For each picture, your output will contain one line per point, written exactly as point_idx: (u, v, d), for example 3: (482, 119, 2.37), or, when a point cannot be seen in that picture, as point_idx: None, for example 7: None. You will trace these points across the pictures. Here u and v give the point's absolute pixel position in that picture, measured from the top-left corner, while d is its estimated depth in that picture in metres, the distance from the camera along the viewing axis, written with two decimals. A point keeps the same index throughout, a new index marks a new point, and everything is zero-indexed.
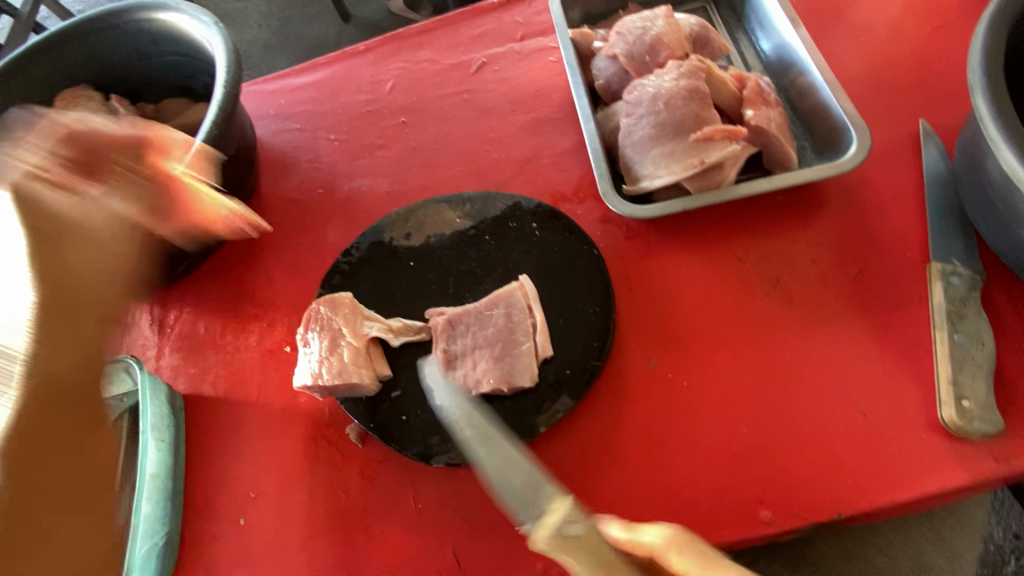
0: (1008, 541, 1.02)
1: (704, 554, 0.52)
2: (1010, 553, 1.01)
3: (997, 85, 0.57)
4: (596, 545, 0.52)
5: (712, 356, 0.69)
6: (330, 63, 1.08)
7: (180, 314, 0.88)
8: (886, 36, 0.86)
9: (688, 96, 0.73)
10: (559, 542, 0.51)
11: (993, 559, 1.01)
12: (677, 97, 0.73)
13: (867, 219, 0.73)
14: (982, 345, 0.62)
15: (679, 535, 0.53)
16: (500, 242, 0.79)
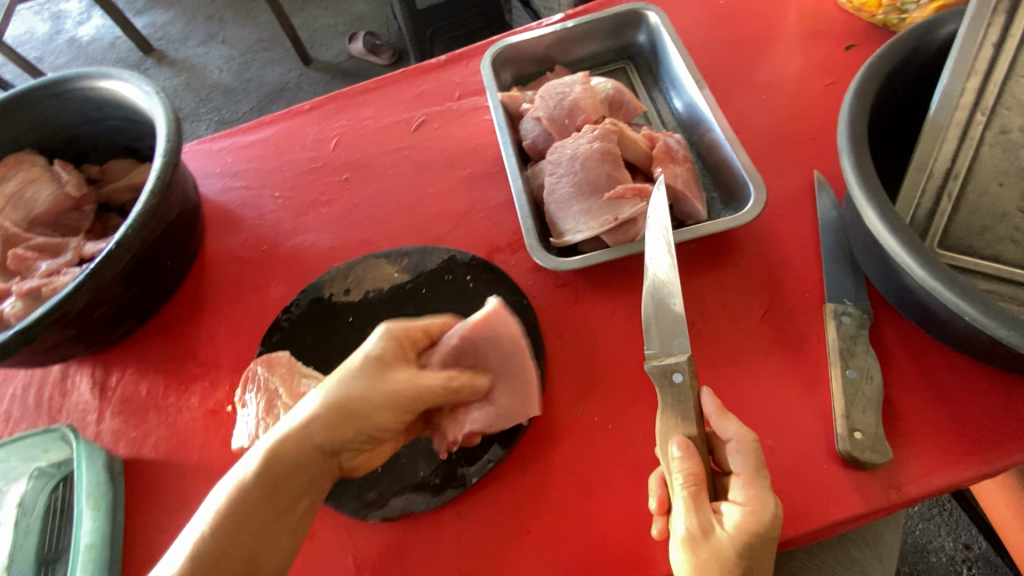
0: (958, 551, 1.22)
1: (757, 467, 0.58)
2: (961, 562, 1.21)
3: (859, 150, 0.64)
4: (687, 400, 0.61)
5: (635, 399, 0.74)
6: (277, 122, 1.12)
7: (122, 376, 0.89)
8: (786, 93, 0.95)
9: (601, 158, 0.80)
10: (669, 375, 0.62)
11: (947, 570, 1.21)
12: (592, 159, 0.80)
13: (772, 264, 0.79)
14: (871, 380, 0.68)
15: (751, 441, 0.59)
16: (436, 294, 0.83)
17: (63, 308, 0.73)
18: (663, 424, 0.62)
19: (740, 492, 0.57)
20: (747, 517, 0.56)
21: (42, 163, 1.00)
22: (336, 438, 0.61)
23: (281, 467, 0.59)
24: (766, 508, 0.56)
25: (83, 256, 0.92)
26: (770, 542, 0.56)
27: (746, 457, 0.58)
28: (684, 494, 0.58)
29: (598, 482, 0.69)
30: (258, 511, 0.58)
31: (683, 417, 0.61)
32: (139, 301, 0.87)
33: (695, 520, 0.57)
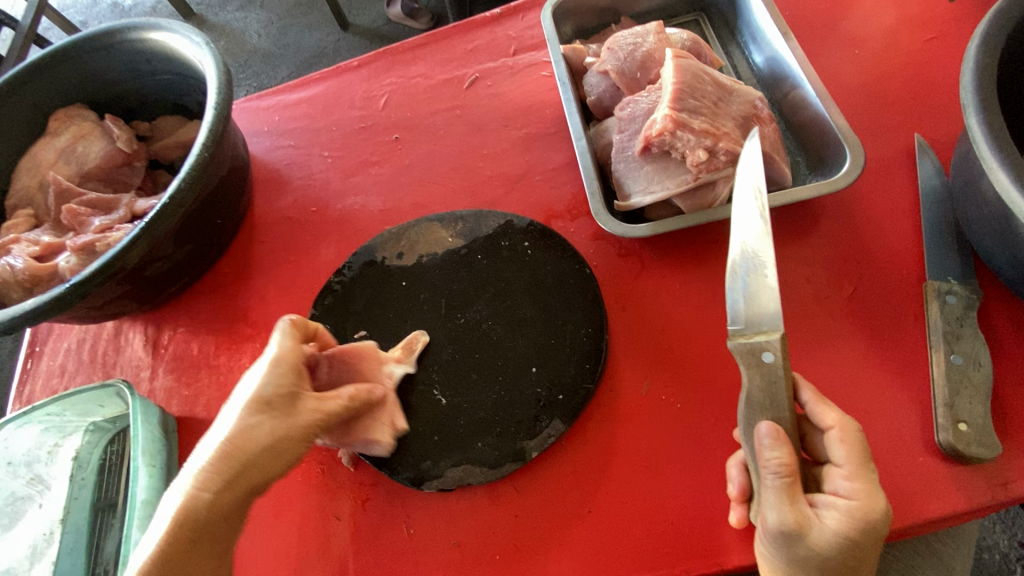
0: (1013, 550, 1.14)
1: (863, 460, 0.53)
2: (1015, 560, 1.14)
3: (990, 105, 0.56)
4: (777, 383, 0.55)
5: (705, 377, 0.69)
6: (324, 79, 1.08)
7: (174, 334, 0.89)
8: (882, 47, 0.85)
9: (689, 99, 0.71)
10: (757, 353, 0.56)
11: (999, 566, 1.14)
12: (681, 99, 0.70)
13: (863, 236, 0.72)
14: (980, 367, 0.61)
15: (856, 432, 0.54)
16: (492, 261, 0.79)
17: (118, 263, 0.72)
18: (751, 407, 0.56)
19: (844, 484, 0.53)
20: (852, 511, 0.51)
21: (93, 117, 0.99)
22: (252, 456, 0.57)
23: (194, 518, 0.54)
24: (873, 502, 0.51)
25: (135, 213, 0.91)
26: (875, 537, 0.52)
27: (848, 447, 0.53)
28: (778, 488, 0.52)
29: (665, 463, 0.65)
30: (181, 555, 0.54)
31: (773, 401, 0.55)
32: (190, 260, 0.86)
33: (794, 516, 0.51)
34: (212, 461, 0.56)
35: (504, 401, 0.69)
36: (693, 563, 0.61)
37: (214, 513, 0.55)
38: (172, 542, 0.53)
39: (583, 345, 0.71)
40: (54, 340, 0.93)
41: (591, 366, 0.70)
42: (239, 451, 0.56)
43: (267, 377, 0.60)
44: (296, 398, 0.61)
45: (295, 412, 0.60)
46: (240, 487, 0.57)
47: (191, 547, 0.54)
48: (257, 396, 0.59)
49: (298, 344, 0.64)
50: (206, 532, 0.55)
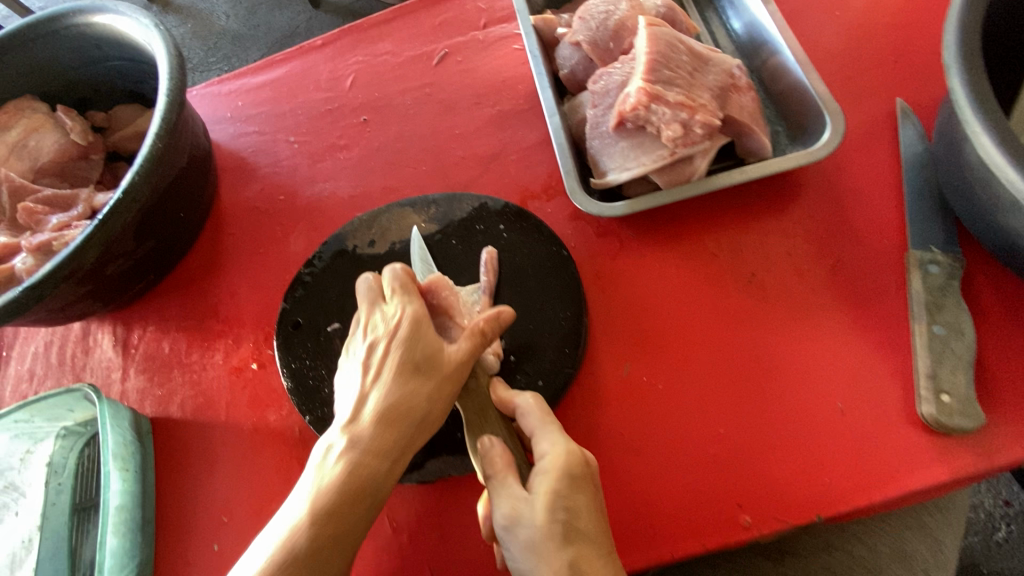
0: (999, 508, 1.16)
1: (546, 414, 0.57)
2: (1001, 519, 1.15)
3: (974, 64, 0.54)
4: (484, 400, 0.61)
5: (686, 358, 0.67)
6: (287, 60, 1.04)
7: (144, 334, 0.86)
8: (862, 7, 0.82)
9: (667, 67, 0.68)
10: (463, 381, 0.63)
11: (986, 525, 1.16)
12: (658, 70, 0.67)
13: (844, 207, 0.70)
14: (963, 336, 0.60)
15: (540, 402, 0.58)
16: (467, 246, 0.76)
17: (74, 262, 0.69)
18: (468, 433, 0.60)
19: (541, 447, 0.54)
20: (553, 469, 0.52)
21: (44, 109, 0.94)
22: (408, 415, 0.56)
23: (365, 484, 0.53)
24: (569, 444, 0.54)
25: (94, 208, 0.88)
26: (593, 522, 0.52)
27: (533, 414, 0.57)
28: (492, 485, 0.54)
29: (649, 445, 0.64)
30: (349, 521, 0.51)
31: (483, 415, 0.60)
32: (155, 255, 0.83)
33: (508, 507, 0.52)
34: (380, 424, 0.54)
35: None
36: (677, 545, 0.60)
37: (384, 482, 0.54)
38: (344, 508, 0.51)
39: (562, 329, 0.69)
40: (20, 344, 0.90)
41: (570, 350, 0.68)
42: (407, 418, 0.56)
43: (403, 339, 0.57)
44: (440, 352, 0.58)
45: (446, 374, 0.57)
46: (404, 452, 0.56)
47: (361, 515, 0.52)
48: (406, 358, 0.56)
49: (421, 300, 0.61)
50: (354, 501, 0.52)
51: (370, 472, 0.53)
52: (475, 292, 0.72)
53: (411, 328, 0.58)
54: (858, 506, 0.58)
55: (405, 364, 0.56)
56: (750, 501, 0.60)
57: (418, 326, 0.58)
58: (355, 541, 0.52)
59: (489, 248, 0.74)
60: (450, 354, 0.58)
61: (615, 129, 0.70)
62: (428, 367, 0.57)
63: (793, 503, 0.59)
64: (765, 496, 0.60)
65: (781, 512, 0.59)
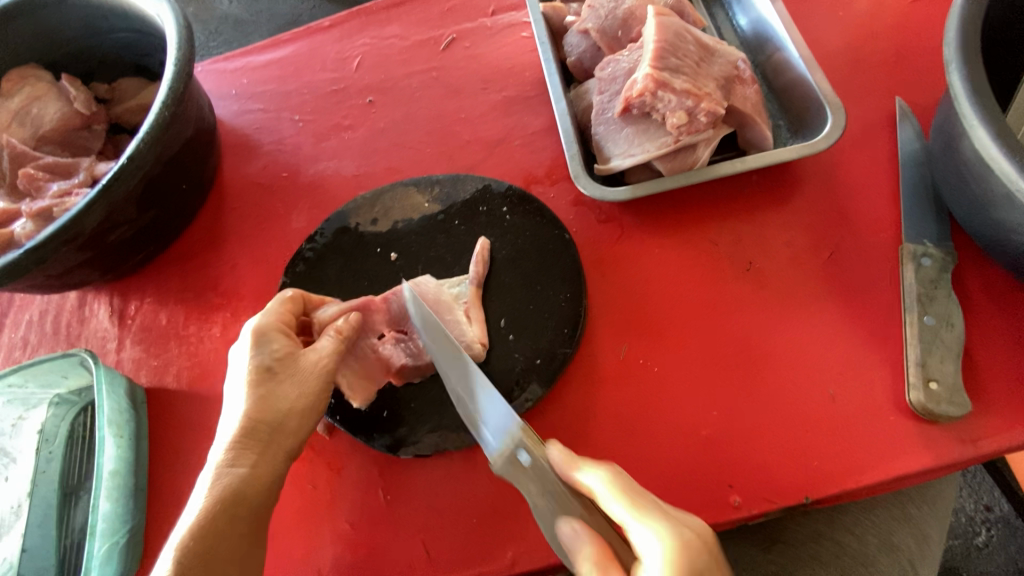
0: (979, 513, 1.18)
1: (634, 491, 0.48)
2: (981, 523, 1.18)
3: (972, 61, 0.55)
4: (547, 473, 0.55)
5: (682, 343, 0.68)
6: (294, 40, 1.04)
7: (141, 305, 0.86)
8: (864, 9, 0.84)
9: (674, 56, 0.69)
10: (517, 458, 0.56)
11: (965, 529, 1.18)
12: (666, 58, 0.68)
13: (841, 200, 0.72)
14: (952, 327, 0.61)
15: (616, 473, 0.50)
16: (469, 226, 0.77)
17: (76, 227, 0.69)
18: (545, 515, 0.54)
19: (638, 533, 0.46)
20: (664, 558, 0.44)
21: (48, 78, 0.93)
22: (261, 422, 0.57)
23: (228, 491, 0.54)
24: (672, 535, 0.45)
25: (95, 177, 0.87)
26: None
27: (613, 490, 0.48)
28: None
29: (643, 427, 0.65)
30: (218, 534, 0.52)
31: (554, 492, 0.54)
32: (155, 226, 0.83)
33: None
34: (235, 436, 0.56)
35: (481, 369, 0.68)
36: None
37: (251, 488, 0.55)
38: (206, 520, 0.52)
39: (562, 310, 0.70)
40: (15, 312, 0.89)
41: (569, 331, 0.69)
42: (263, 421, 0.57)
43: (254, 349, 0.59)
44: (294, 355, 0.61)
45: (301, 375, 0.60)
46: (273, 453, 0.57)
47: (228, 524, 0.53)
48: (257, 365, 0.59)
49: (282, 312, 0.63)
50: (219, 515, 0.53)
51: (230, 485, 0.54)
52: (462, 284, 0.72)
53: (256, 342, 0.60)
54: (846, 489, 0.59)
55: (252, 373, 0.58)
56: (741, 482, 0.61)
57: (263, 339, 0.60)
58: (230, 553, 0.53)
59: (484, 239, 0.75)
60: (302, 359, 0.60)
61: (620, 116, 0.71)
62: (277, 373, 0.59)
63: (782, 485, 0.60)
64: (755, 477, 0.61)
65: (770, 493, 0.60)
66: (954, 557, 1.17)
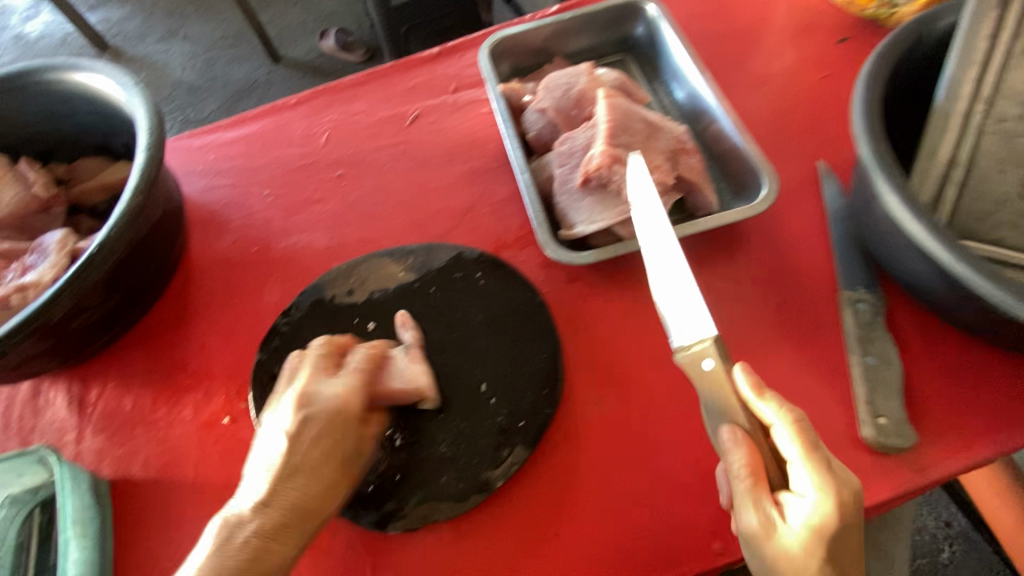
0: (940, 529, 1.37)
1: (808, 442, 0.56)
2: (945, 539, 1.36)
3: (876, 137, 0.65)
4: (722, 385, 0.59)
5: (656, 394, 0.72)
6: (261, 117, 1.08)
7: (103, 391, 0.83)
8: (783, 83, 0.96)
9: (622, 136, 0.78)
10: (698, 364, 0.59)
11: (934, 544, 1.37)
12: (616, 138, 0.77)
13: (784, 254, 0.79)
14: (890, 364, 0.68)
15: (801, 421, 0.57)
16: (445, 293, 0.79)
17: (43, 316, 0.68)
18: (709, 414, 0.60)
19: (805, 481, 0.55)
20: (820, 510, 0.54)
21: (3, 162, 0.92)
22: None
23: (274, 521, 0.59)
24: (829, 487, 0.54)
25: (74, 253, 0.82)
26: (830, 507, 0.54)
27: (798, 441, 0.56)
28: (742, 491, 0.56)
29: (626, 480, 0.68)
30: None
31: (723, 402, 0.60)
32: (120, 310, 0.81)
33: (757, 517, 0.55)
34: None
35: (466, 434, 0.69)
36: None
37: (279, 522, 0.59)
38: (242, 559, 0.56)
39: (540, 370, 0.73)
40: None
41: (548, 390, 0.72)
42: (291, 457, 0.62)
43: None
44: None
45: None
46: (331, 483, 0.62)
47: (281, 547, 0.58)
48: None
49: None
50: None
51: None
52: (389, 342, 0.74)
53: None
54: None
55: None
56: (723, 528, 0.64)
57: None
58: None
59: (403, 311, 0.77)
60: None
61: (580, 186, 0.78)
62: None
63: None
64: None
65: None
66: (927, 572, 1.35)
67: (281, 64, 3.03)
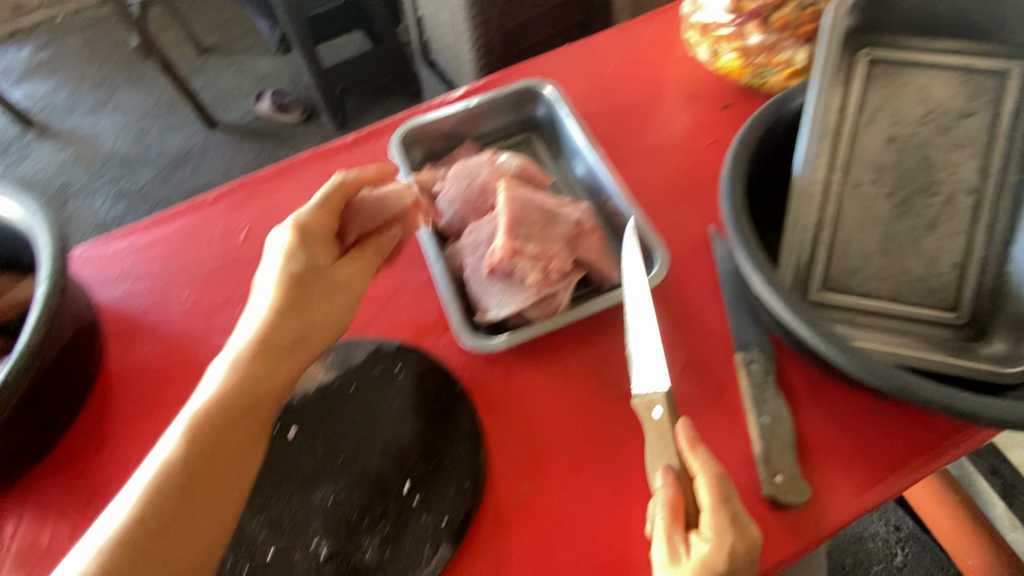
0: (890, 534, 1.51)
1: (718, 492, 0.63)
2: (895, 544, 1.50)
3: (740, 217, 0.71)
4: (666, 432, 0.70)
5: (575, 472, 0.75)
6: (179, 216, 1.08)
7: (18, 526, 0.80)
8: (676, 151, 1.03)
9: (519, 230, 0.84)
10: (649, 411, 0.72)
11: (886, 550, 1.50)
12: (514, 232, 0.83)
13: (684, 319, 0.85)
14: (782, 422, 0.73)
15: (719, 476, 0.64)
16: (365, 390, 0.81)
17: None
18: (652, 456, 0.71)
19: (707, 523, 0.62)
20: (710, 555, 0.60)
21: None
22: None
23: (171, 486, 0.60)
24: (725, 535, 0.61)
25: None
26: (721, 554, 0.60)
27: (709, 490, 0.63)
28: (659, 526, 0.64)
29: (550, 564, 0.70)
30: None
31: (664, 448, 0.70)
32: (33, 440, 0.80)
33: (666, 549, 0.63)
34: None
35: (391, 537, 0.70)
36: None
37: (168, 502, 0.59)
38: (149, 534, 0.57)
39: (461, 461, 0.75)
40: None
41: (470, 482, 0.74)
42: (258, 346, 0.69)
43: None
44: None
45: None
46: (220, 463, 0.63)
47: (199, 497, 0.60)
48: None
49: None
50: None
51: None
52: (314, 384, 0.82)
53: None
54: None
55: None
56: None
57: None
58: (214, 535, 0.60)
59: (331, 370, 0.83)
60: None
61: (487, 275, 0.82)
62: None
63: None
64: None
65: None
66: None
67: (218, 128, 3.01)
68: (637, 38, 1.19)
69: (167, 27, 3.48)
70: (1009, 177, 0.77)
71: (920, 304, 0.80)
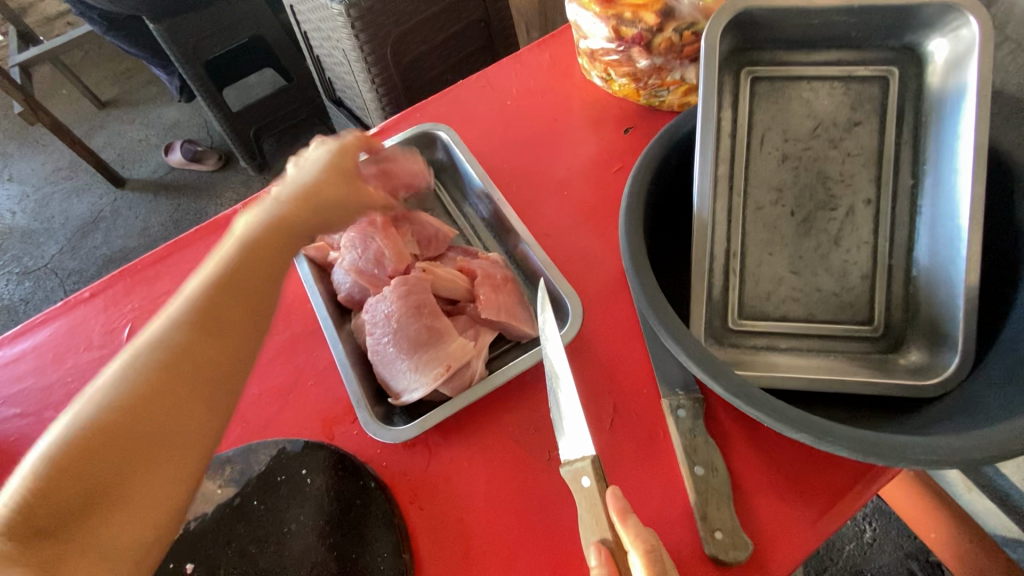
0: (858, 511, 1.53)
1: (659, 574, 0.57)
2: (863, 521, 1.51)
3: (640, 268, 0.67)
4: (598, 503, 0.63)
5: (510, 559, 0.69)
6: (49, 319, 0.96)
7: None
8: (583, 182, 1.00)
9: (416, 309, 0.82)
10: (579, 480, 0.64)
11: (856, 528, 1.51)
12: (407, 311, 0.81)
13: (607, 367, 0.81)
14: (717, 471, 0.70)
15: (660, 555, 0.58)
16: (269, 503, 0.73)
17: None
18: (585, 530, 0.63)
19: None
20: None
21: None
22: None
23: (181, 340, 0.61)
24: None
25: None
26: None
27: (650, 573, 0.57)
28: None
29: None
30: None
31: (597, 520, 0.63)
32: None
33: None
34: None
35: None
36: None
37: (168, 348, 0.60)
38: (142, 379, 0.58)
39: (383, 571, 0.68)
40: None
41: None
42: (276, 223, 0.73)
43: None
44: None
45: None
46: (257, 277, 0.69)
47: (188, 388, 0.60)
48: None
49: None
50: None
51: None
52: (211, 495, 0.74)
53: None
54: None
55: None
56: None
57: None
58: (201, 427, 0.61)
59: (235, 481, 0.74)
60: None
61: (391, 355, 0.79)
62: None
63: None
64: None
65: None
66: (856, 559, 1.48)
67: (127, 186, 2.79)
68: (532, 65, 1.15)
69: (59, 85, 3.23)
70: (902, 182, 0.77)
71: (838, 320, 0.78)
